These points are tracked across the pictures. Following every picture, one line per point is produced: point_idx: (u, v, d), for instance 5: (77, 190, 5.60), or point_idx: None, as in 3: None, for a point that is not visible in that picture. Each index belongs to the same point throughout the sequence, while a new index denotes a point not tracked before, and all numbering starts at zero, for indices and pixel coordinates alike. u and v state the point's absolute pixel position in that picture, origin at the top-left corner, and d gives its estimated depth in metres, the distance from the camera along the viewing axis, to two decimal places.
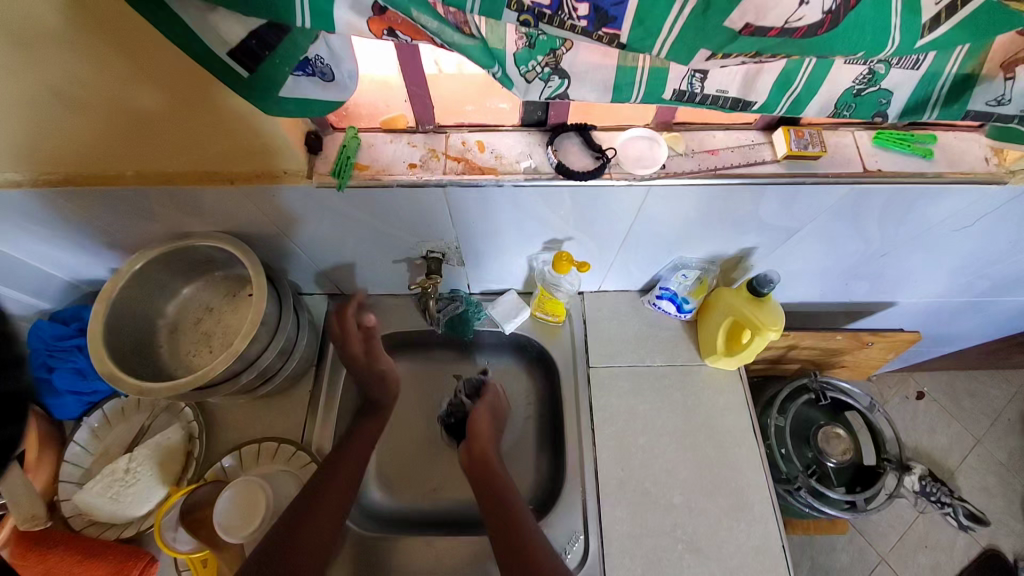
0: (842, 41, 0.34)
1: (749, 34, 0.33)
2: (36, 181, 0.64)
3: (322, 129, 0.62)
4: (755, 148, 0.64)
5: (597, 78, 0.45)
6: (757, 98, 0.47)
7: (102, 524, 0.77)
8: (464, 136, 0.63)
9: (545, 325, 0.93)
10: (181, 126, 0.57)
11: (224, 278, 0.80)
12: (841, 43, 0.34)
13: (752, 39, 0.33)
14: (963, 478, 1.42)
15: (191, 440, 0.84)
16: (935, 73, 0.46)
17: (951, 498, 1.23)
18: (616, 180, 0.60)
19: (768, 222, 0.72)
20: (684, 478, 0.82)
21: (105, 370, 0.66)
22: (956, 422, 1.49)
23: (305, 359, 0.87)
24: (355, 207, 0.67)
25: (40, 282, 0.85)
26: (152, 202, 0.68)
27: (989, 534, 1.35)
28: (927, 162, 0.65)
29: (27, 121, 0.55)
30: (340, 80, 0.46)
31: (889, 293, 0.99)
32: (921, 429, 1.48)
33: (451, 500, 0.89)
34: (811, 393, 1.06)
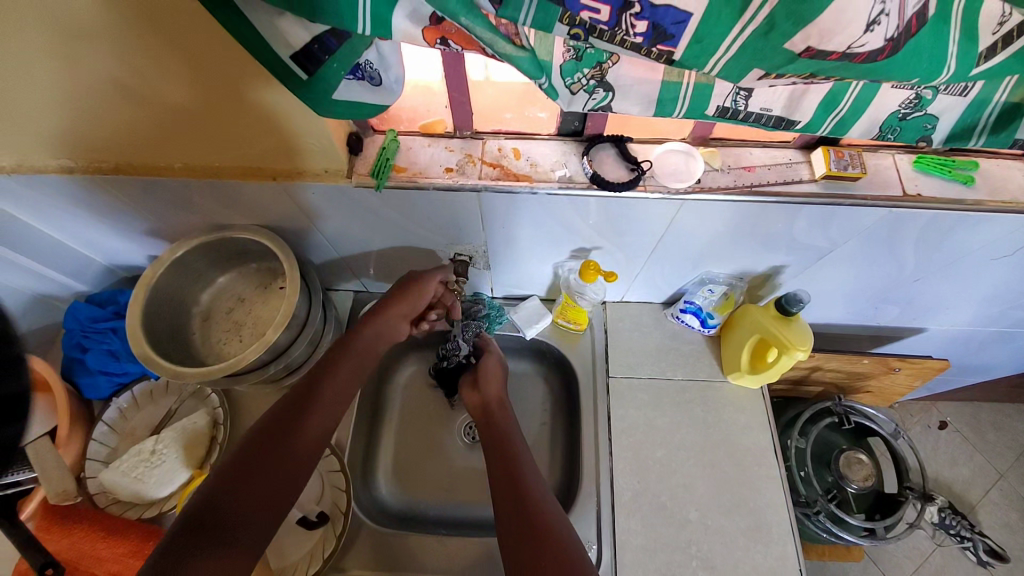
0: (897, 68, 0.34)
1: (809, 57, 0.33)
2: (88, 168, 0.67)
3: (364, 130, 0.64)
4: (792, 167, 0.64)
5: (640, 92, 0.45)
6: (802, 117, 0.48)
7: (124, 503, 0.80)
8: (501, 143, 0.64)
9: (566, 333, 0.94)
10: (227, 121, 0.59)
11: (256, 270, 0.82)
12: (896, 70, 0.34)
13: (811, 62, 0.34)
14: (987, 513, 1.37)
15: (215, 426, 0.86)
16: (983, 100, 0.45)
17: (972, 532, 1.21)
18: (650, 192, 0.61)
19: (800, 242, 0.72)
20: (701, 495, 0.81)
21: (141, 352, 0.68)
22: (980, 455, 1.44)
23: (329, 353, 0.89)
24: (390, 207, 0.68)
25: (79, 265, 0.89)
26: (194, 194, 0.70)
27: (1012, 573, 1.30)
28: (968, 189, 0.63)
29: (86, 110, 0.58)
30: (387, 85, 0.47)
31: (919, 320, 0.97)
32: (943, 460, 1.44)
33: (464, 501, 0.89)
34: (834, 416, 1.03)
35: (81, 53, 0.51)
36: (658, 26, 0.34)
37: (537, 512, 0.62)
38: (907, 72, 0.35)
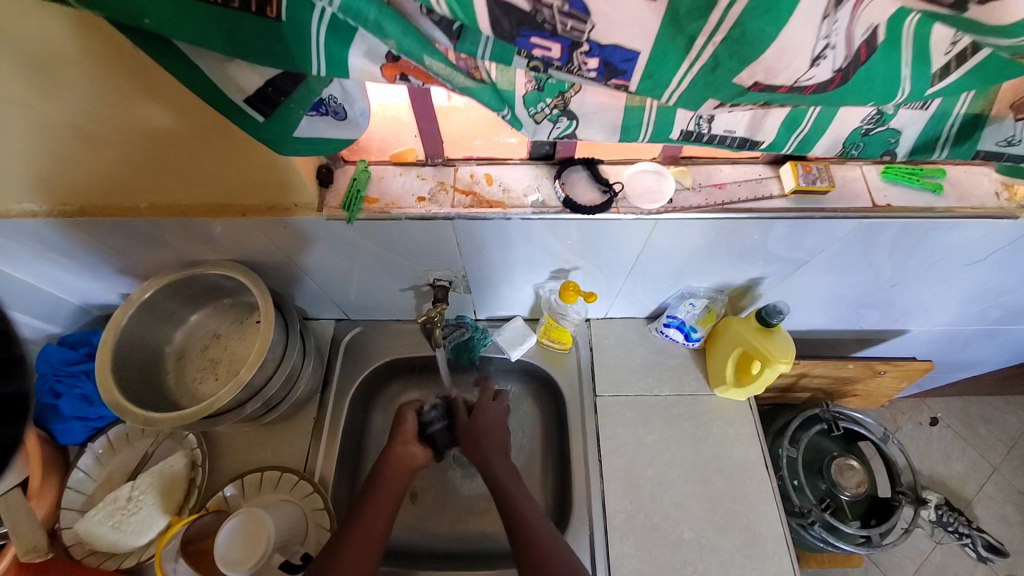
0: (851, 94, 0.35)
1: (759, 90, 0.34)
2: (53, 212, 0.66)
3: (333, 162, 0.63)
4: (763, 182, 0.64)
5: (604, 120, 0.46)
6: (764, 138, 0.48)
7: (101, 553, 0.76)
8: (473, 169, 0.64)
9: (552, 352, 0.93)
10: (194, 160, 0.58)
11: (232, 305, 0.81)
12: (850, 95, 0.35)
13: (762, 93, 0.34)
14: (981, 508, 1.37)
15: (194, 468, 0.83)
16: (944, 113, 0.46)
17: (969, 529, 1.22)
18: (623, 214, 0.60)
19: (776, 254, 0.72)
20: (695, 513, 0.79)
21: (110, 399, 0.65)
22: (972, 449, 1.45)
23: (310, 386, 0.87)
24: (364, 238, 0.67)
25: (50, 307, 0.86)
26: (165, 232, 0.69)
27: (1009, 567, 1.29)
28: (935, 197, 0.65)
29: (46, 152, 0.57)
30: (352, 118, 0.47)
31: (901, 322, 0.98)
32: (935, 457, 1.44)
33: (456, 531, 0.87)
34: (824, 423, 1.03)
35: (42, 100, 0.50)
36: (610, 62, 0.34)
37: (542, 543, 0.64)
38: (864, 95, 0.35)
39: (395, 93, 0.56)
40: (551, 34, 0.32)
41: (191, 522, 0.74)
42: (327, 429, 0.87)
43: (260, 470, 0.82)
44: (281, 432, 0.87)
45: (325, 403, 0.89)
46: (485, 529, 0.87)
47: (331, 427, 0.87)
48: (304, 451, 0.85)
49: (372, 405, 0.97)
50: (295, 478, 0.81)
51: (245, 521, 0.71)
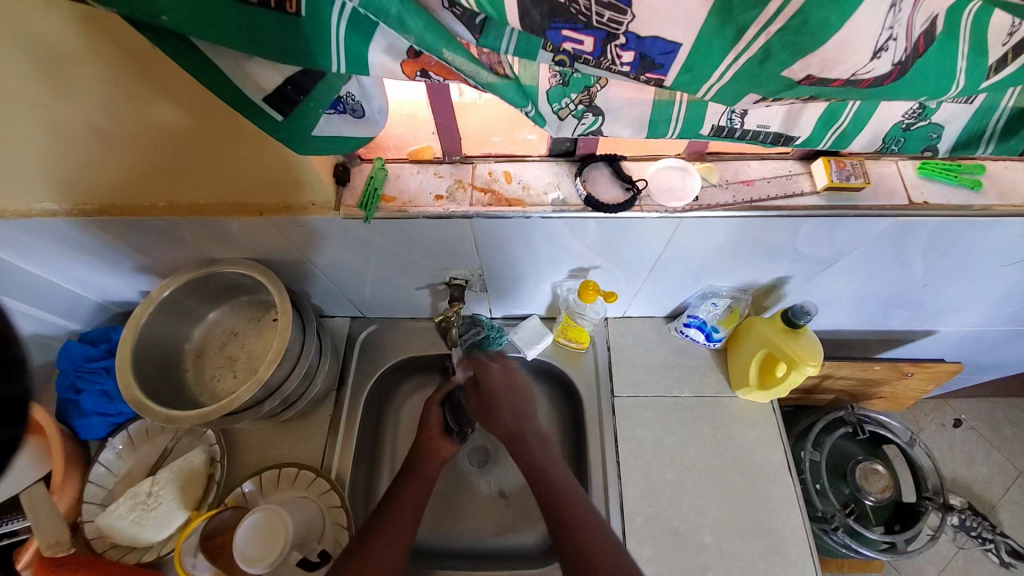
0: (904, 89, 0.33)
1: (811, 84, 0.32)
2: (72, 211, 0.66)
3: (350, 160, 0.62)
4: (792, 179, 0.62)
5: (631, 116, 0.44)
6: (800, 133, 0.46)
7: (122, 547, 0.77)
8: (491, 166, 0.63)
9: (568, 351, 0.91)
10: (211, 159, 0.58)
11: (249, 302, 0.80)
12: (903, 90, 0.33)
13: (812, 88, 0.32)
14: (1007, 512, 1.33)
15: (213, 464, 0.83)
16: (989, 107, 0.44)
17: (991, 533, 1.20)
18: (647, 213, 0.59)
19: (804, 253, 0.70)
20: (715, 517, 0.78)
21: (130, 396, 0.66)
22: (999, 452, 1.41)
23: (327, 383, 0.87)
24: (380, 236, 0.66)
25: (72, 303, 0.88)
26: (183, 231, 0.69)
27: None
28: (974, 194, 0.62)
29: (65, 151, 0.57)
30: (370, 115, 0.46)
31: (930, 322, 0.95)
32: (959, 460, 1.40)
33: (471, 531, 0.87)
34: (848, 426, 1.00)
35: (62, 100, 0.50)
36: (646, 56, 0.32)
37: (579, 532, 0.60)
38: (918, 88, 0.33)
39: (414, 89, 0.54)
40: (585, 27, 0.31)
41: (208, 519, 0.75)
42: (343, 426, 0.87)
43: (277, 467, 0.82)
44: (299, 429, 0.87)
45: (342, 401, 0.89)
46: (500, 530, 0.87)
47: (347, 424, 0.87)
48: (321, 448, 0.86)
49: (387, 402, 0.97)
50: (312, 475, 0.81)
51: (263, 519, 0.71)
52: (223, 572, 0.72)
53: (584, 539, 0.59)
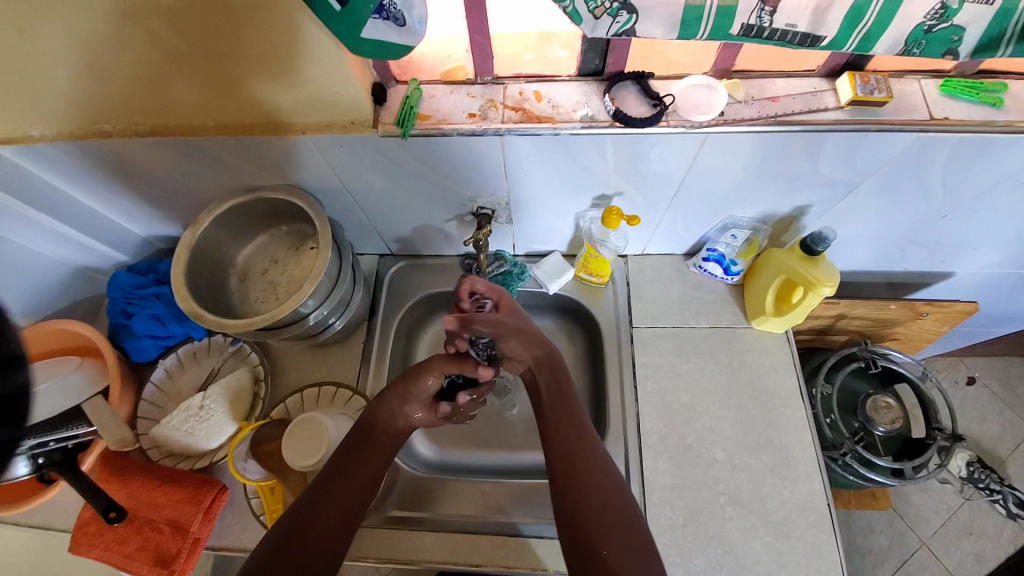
0: None
1: None
2: (127, 132, 0.70)
3: (386, 81, 0.65)
4: (817, 96, 0.63)
5: (665, 13, 0.46)
6: (826, 33, 0.48)
7: (177, 455, 0.84)
8: (521, 86, 0.65)
9: (588, 287, 0.95)
10: (254, 68, 0.59)
11: (288, 232, 0.85)
12: None
13: None
14: (1014, 466, 1.53)
15: (257, 382, 0.90)
16: (1009, 10, 0.44)
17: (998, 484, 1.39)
18: (673, 127, 0.61)
19: (826, 178, 0.71)
20: (728, 435, 0.82)
21: (188, 307, 0.71)
22: (1010, 411, 1.60)
23: (360, 313, 0.92)
24: (413, 157, 0.69)
25: (119, 235, 0.92)
26: (226, 153, 0.72)
27: None
28: (996, 112, 0.61)
29: (121, 67, 0.60)
30: (411, 25, 0.49)
31: (948, 264, 0.95)
32: (972, 417, 1.60)
33: (495, 450, 0.94)
34: (860, 361, 1.03)
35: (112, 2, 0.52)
36: None
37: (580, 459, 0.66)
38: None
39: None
40: None
41: (257, 429, 0.82)
42: (375, 354, 0.93)
43: (317, 385, 0.88)
44: (334, 354, 0.93)
45: (373, 330, 0.95)
46: (524, 450, 0.94)
47: (379, 351, 0.93)
48: (356, 372, 0.92)
49: (415, 336, 1.02)
50: (349, 393, 0.88)
51: (303, 426, 0.78)
52: (273, 472, 0.79)
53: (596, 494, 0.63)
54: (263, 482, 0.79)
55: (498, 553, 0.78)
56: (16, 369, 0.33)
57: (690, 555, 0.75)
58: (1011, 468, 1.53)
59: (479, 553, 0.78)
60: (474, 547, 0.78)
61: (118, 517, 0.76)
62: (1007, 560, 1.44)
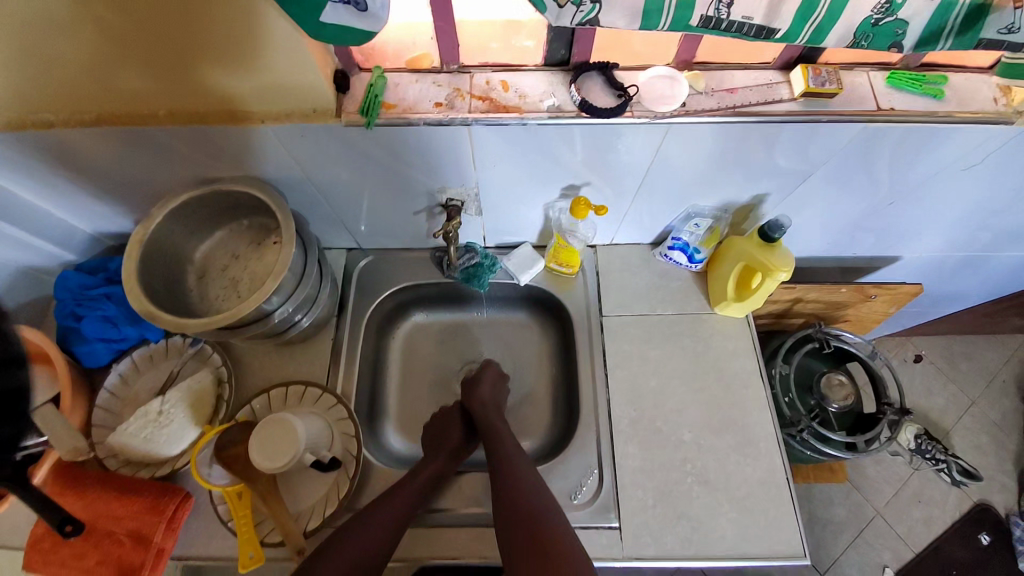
0: None
1: None
2: (69, 121, 0.65)
3: (349, 68, 0.64)
4: (773, 87, 0.65)
5: (625, 5, 0.46)
6: (780, 26, 0.50)
7: (135, 464, 0.80)
8: (488, 76, 0.65)
9: (560, 278, 0.96)
10: (209, 54, 0.57)
11: (249, 226, 0.82)
12: None
13: None
14: (956, 436, 1.66)
15: (220, 384, 0.86)
16: (949, 3, 0.47)
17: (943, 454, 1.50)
18: (637, 118, 0.63)
19: (781, 168, 0.74)
20: (695, 417, 0.85)
21: (142, 307, 0.67)
22: (952, 385, 1.73)
23: (328, 309, 0.90)
24: (379, 148, 0.68)
25: (63, 233, 0.86)
26: (179, 143, 0.68)
27: (981, 491, 1.60)
28: (936, 102, 0.65)
29: (57, 49, 0.56)
30: (373, 11, 0.48)
31: (894, 249, 1.02)
32: (918, 392, 1.73)
33: (471, 443, 0.94)
34: (815, 342, 1.09)
35: None
36: None
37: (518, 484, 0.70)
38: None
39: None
40: None
41: (221, 432, 0.79)
42: (345, 351, 0.91)
43: (284, 385, 0.86)
44: (302, 352, 0.91)
45: (342, 327, 0.93)
46: None
47: (349, 347, 0.91)
48: (326, 370, 0.90)
49: (387, 331, 1.01)
50: (319, 392, 0.85)
51: (272, 425, 0.75)
52: (239, 477, 0.76)
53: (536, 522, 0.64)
54: (229, 488, 0.75)
55: (475, 545, 0.78)
56: (20, 368, 0.43)
57: (661, 534, 0.78)
58: (954, 438, 1.66)
59: (456, 546, 0.78)
60: (450, 541, 0.78)
61: (75, 530, 0.71)
62: (951, 522, 1.57)
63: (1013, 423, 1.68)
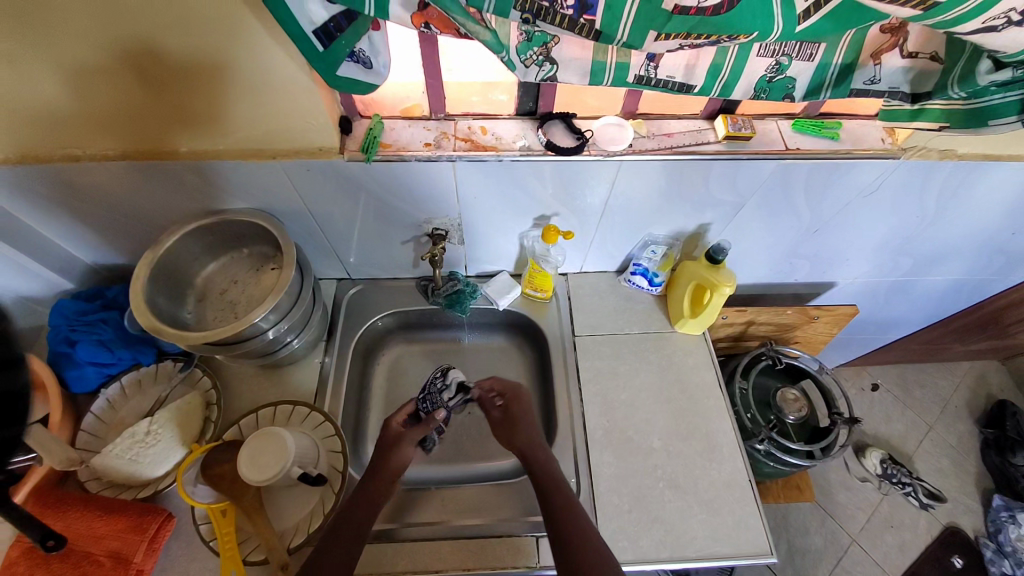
0: (739, 21, 0.49)
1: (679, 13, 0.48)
2: (96, 155, 0.73)
3: (352, 114, 0.75)
4: (702, 132, 0.80)
5: (577, 66, 0.60)
6: (697, 82, 0.64)
7: (119, 486, 0.81)
8: (470, 122, 0.78)
9: (535, 303, 1.05)
10: (232, 101, 0.67)
11: (249, 255, 0.88)
12: (741, 22, 0.49)
13: (681, 16, 0.49)
14: (920, 460, 1.74)
15: (208, 407, 0.89)
16: (825, 64, 0.62)
17: (908, 477, 1.64)
18: (593, 155, 0.75)
19: (718, 199, 0.88)
20: (663, 426, 0.92)
21: (148, 323, 0.72)
22: (910, 411, 1.84)
23: (318, 333, 0.96)
24: (375, 181, 0.78)
25: (64, 263, 0.91)
26: (195, 177, 0.77)
27: (949, 514, 1.66)
28: (835, 143, 0.81)
29: (101, 95, 0.65)
30: (376, 68, 0.61)
31: (830, 274, 1.16)
32: (879, 419, 1.83)
33: (452, 462, 0.98)
34: (767, 359, 1.19)
35: (107, 39, 0.58)
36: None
37: (545, 465, 0.78)
38: (719, 26, 0.49)
39: (407, 38, 0.66)
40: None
41: (208, 451, 0.81)
42: (333, 372, 0.96)
43: (274, 405, 0.89)
44: (290, 375, 0.95)
45: (331, 351, 0.98)
46: (482, 458, 0.98)
47: (337, 369, 0.96)
48: (314, 390, 0.94)
49: (372, 356, 1.06)
50: (307, 411, 0.89)
51: (261, 439, 0.78)
52: (224, 495, 0.76)
53: (560, 499, 0.73)
54: (214, 505, 0.76)
55: (460, 557, 0.80)
56: (18, 371, 0.45)
57: (637, 538, 0.81)
58: (916, 462, 1.74)
59: (439, 559, 0.79)
60: (435, 555, 0.80)
61: (56, 546, 0.70)
62: (924, 547, 1.60)
63: (969, 446, 1.78)
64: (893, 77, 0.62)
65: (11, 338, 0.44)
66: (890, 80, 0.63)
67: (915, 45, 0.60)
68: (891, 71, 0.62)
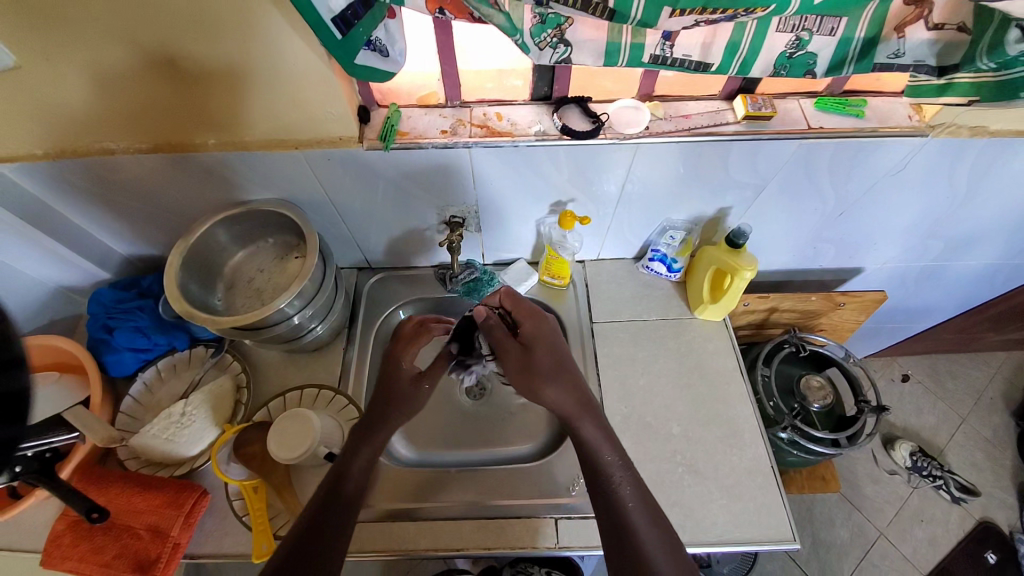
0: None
1: None
2: (130, 149, 0.77)
3: (370, 104, 0.77)
4: (720, 113, 0.79)
5: (591, 47, 0.60)
6: (713, 60, 0.63)
7: (156, 464, 0.86)
8: (485, 109, 0.78)
9: (552, 290, 1.05)
10: (255, 93, 0.70)
11: (274, 244, 0.92)
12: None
13: None
14: (953, 453, 1.68)
15: (238, 390, 0.93)
16: (848, 39, 0.60)
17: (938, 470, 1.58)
18: (609, 139, 0.75)
19: (738, 182, 0.86)
20: (681, 412, 0.92)
21: (183, 309, 0.76)
22: (943, 403, 1.78)
23: (341, 320, 0.99)
24: (393, 169, 0.80)
25: (102, 254, 0.96)
26: (222, 168, 0.80)
27: (984, 509, 1.60)
28: (861, 121, 0.78)
29: (134, 90, 0.68)
30: (393, 57, 0.63)
31: (856, 260, 1.12)
32: (910, 411, 1.77)
33: (472, 445, 1.00)
34: (790, 346, 1.17)
35: (135, 35, 0.60)
36: None
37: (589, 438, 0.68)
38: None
39: (422, 27, 0.67)
40: None
41: (239, 431, 0.84)
42: (355, 358, 0.99)
43: (299, 388, 0.92)
44: (315, 360, 0.98)
45: (353, 337, 1.01)
46: (500, 442, 1.00)
47: (359, 354, 0.99)
48: (338, 375, 0.97)
49: (393, 343, 1.09)
50: (331, 394, 0.92)
51: (288, 420, 0.81)
52: (256, 472, 0.81)
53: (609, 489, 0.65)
54: (246, 482, 0.80)
55: (479, 536, 0.82)
56: (20, 369, 0.40)
57: None
58: (949, 455, 1.68)
59: (461, 537, 0.82)
60: (456, 533, 0.82)
61: (101, 517, 0.75)
62: (956, 542, 1.55)
63: (1007, 439, 1.71)
64: (918, 51, 0.60)
65: (13, 335, 0.40)
66: (915, 54, 0.60)
67: (941, 17, 0.57)
68: (916, 45, 0.60)
